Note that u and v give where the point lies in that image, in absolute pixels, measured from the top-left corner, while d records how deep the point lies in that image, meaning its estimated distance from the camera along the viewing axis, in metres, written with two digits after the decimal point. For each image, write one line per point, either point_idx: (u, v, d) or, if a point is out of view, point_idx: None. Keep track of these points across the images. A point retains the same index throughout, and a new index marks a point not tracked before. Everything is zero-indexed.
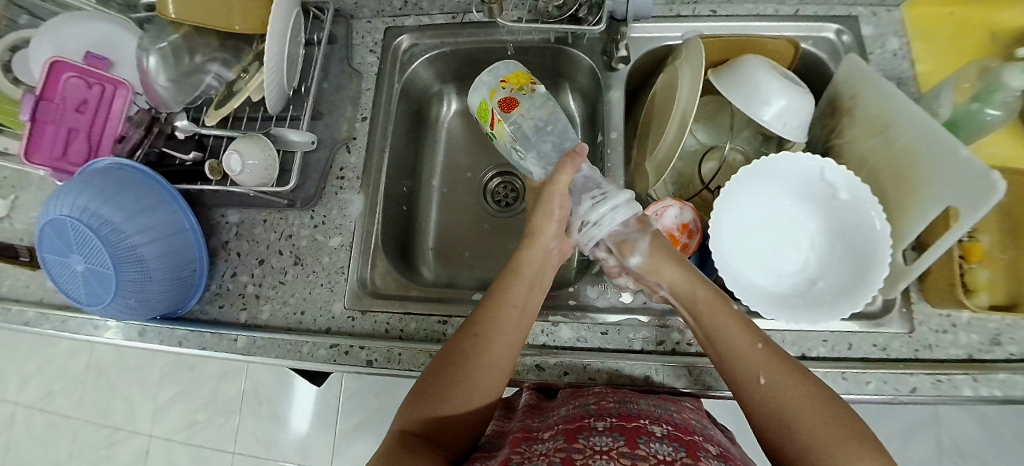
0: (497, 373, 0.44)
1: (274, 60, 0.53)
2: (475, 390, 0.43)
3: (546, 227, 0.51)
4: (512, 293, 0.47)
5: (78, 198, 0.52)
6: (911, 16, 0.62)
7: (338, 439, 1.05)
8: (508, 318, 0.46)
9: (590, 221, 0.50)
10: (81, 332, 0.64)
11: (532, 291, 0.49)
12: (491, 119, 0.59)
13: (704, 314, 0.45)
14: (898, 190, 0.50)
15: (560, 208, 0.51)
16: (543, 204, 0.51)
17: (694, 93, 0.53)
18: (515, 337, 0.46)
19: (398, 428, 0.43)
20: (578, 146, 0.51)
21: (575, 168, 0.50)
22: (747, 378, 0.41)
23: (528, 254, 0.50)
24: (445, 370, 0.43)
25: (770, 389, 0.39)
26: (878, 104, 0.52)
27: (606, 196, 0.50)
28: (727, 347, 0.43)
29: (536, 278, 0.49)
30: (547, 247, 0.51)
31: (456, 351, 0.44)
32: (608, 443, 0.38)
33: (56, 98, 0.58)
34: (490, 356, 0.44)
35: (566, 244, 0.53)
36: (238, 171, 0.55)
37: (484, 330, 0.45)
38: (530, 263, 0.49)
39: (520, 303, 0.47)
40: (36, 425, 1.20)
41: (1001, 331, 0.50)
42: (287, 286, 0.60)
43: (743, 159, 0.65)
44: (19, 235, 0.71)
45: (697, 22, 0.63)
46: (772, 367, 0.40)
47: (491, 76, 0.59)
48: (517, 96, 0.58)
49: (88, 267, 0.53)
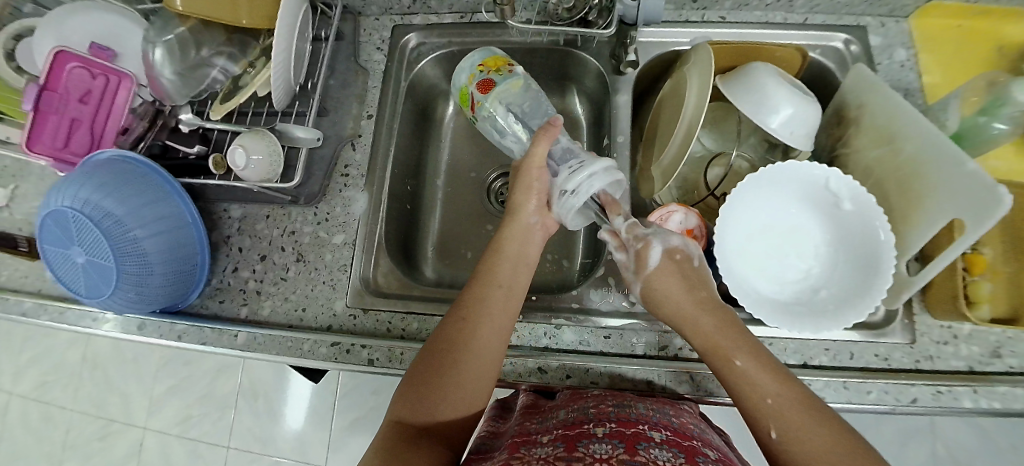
0: (487, 357, 0.44)
1: (282, 55, 0.52)
2: (467, 373, 0.43)
3: (524, 204, 0.52)
4: (496, 273, 0.48)
5: (80, 189, 0.52)
6: (920, 27, 0.62)
7: (334, 436, 1.04)
8: (494, 299, 0.47)
9: (568, 190, 0.50)
10: (78, 324, 0.64)
11: (517, 270, 0.49)
12: (472, 102, 0.60)
13: (713, 355, 0.43)
14: (903, 200, 0.50)
15: (539, 181, 0.52)
16: (521, 179, 0.53)
17: (703, 99, 0.52)
18: (504, 319, 0.46)
19: (393, 418, 0.42)
20: (555, 118, 0.53)
21: (551, 140, 0.52)
22: (763, 429, 0.38)
23: (509, 232, 0.51)
24: (436, 356, 0.44)
25: (784, 442, 0.37)
26: (885, 113, 0.52)
27: (583, 165, 0.51)
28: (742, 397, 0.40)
29: (519, 257, 0.50)
30: (528, 224, 0.52)
31: (442, 340, 0.45)
32: (607, 450, 0.38)
33: (59, 88, 0.58)
34: (480, 338, 0.44)
35: (548, 219, 0.53)
36: (242, 166, 0.55)
37: (472, 314, 0.45)
38: (513, 241, 0.51)
39: (506, 283, 0.48)
40: (30, 416, 1.20)
41: (1002, 343, 0.50)
42: (289, 282, 0.60)
43: (749, 166, 0.65)
44: (18, 225, 0.71)
45: (706, 28, 0.63)
46: (788, 419, 0.37)
47: (469, 62, 0.60)
48: (493, 79, 0.58)
49: (89, 259, 0.52)
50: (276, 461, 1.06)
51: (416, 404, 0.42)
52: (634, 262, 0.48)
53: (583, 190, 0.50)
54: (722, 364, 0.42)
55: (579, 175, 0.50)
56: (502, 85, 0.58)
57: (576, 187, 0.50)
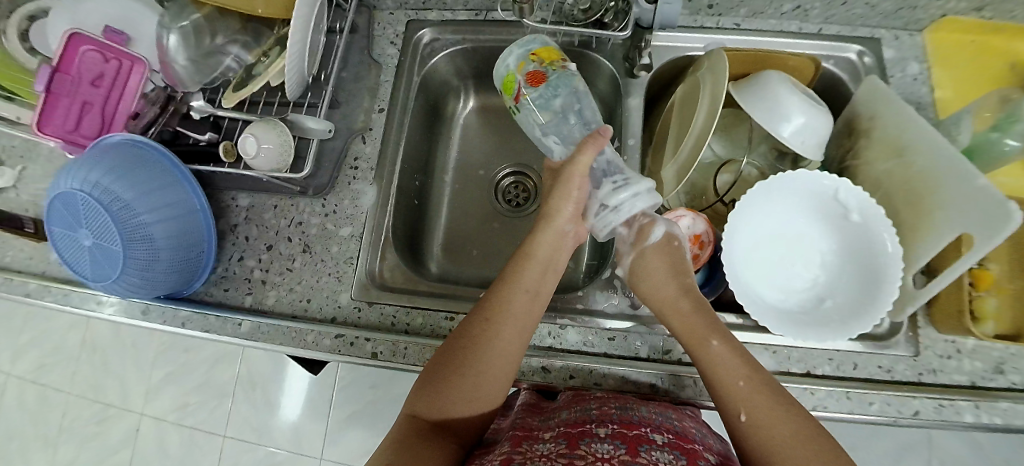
0: (507, 359, 0.44)
1: (297, 46, 0.52)
2: (485, 374, 0.43)
3: (561, 212, 0.52)
4: (523, 278, 0.48)
5: (90, 173, 0.52)
6: (933, 41, 0.62)
7: (331, 429, 1.04)
8: (518, 302, 0.46)
9: (612, 206, 0.51)
10: (82, 307, 0.64)
11: (544, 275, 0.49)
12: (516, 93, 0.57)
13: (687, 340, 0.46)
14: (912, 213, 0.50)
15: (578, 191, 0.52)
16: (561, 184, 0.52)
17: (716, 104, 0.52)
18: (526, 323, 0.46)
19: (409, 412, 0.43)
20: (603, 128, 0.52)
21: (597, 150, 0.51)
22: (732, 410, 0.41)
23: (541, 237, 0.51)
24: (455, 355, 0.44)
25: (750, 423, 0.39)
26: (897, 126, 0.52)
27: (628, 181, 0.51)
28: (715, 379, 0.43)
29: (548, 262, 0.50)
30: (562, 230, 0.52)
31: (463, 339, 0.44)
32: (609, 450, 0.38)
33: (71, 71, 0.58)
34: (501, 340, 0.44)
35: (582, 229, 0.54)
36: (253, 155, 0.55)
37: (495, 315, 0.45)
38: (544, 246, 0.51)
39: (531, 288, 0.48)
40: (27, 397, 1.20)
41: (1005, 359, 0.50)
42: (295, 273, 0.60)
43: (758, 173, 0.65)
44: (25, 206, 0.71)
45: (720, 34, 0.63)
46: (755, 401, 0.40)
47: (522, 48, 0.57)
48: (546, 72, 0.55)
49: (95, 243, 0.52)
50: (271, 452, 1.06)
51: (432, 400, 0.42)
52: (635, 235, 0.54)
53: (624, 210, 0.51)
54: (697, 350, 0.45)
55: (621, 193, 0.51)
56: (554, 80, 0.56)
57: (617, 204, 0.51)
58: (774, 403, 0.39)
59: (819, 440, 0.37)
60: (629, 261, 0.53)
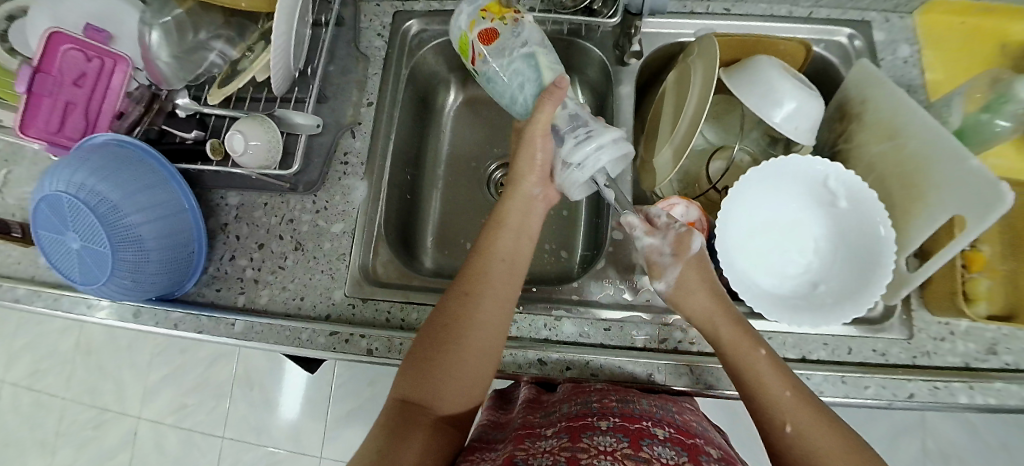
0: (491, 333, 0.44)
1: (281, 40, 0.51)
2: (471, 347, 0.43)
3: (528, 175, 0.52)
4: (497, 247, 0.49)
5: (76, 174, 0.51)
6: (923, 23, 0.62)
7: (329, 425, 1.04)
8: (494, 273, 0.47)
9: (577, 163, 0.49)
10: (73, 310, 0.63)
11: (518, 242, 0.50)
12: (473, 53, 0.56)
13: (732, 353, 0.44)
14: (905, 197, 0.50)
15: (541, 153, 0.52)
16: (526, 146, 0.52)
17: (707, 90, 0.52)
18: (505, 295, 0.46)
19: (395, 398, 0.42)
20: (558, 80, 0.49)
21: (556, 104, 0.49)
22: (775, 421, 0.40)
23: (510, 204, 0.52)
24: (438, 332, 0.44)
25: (799, 432, 0.39)
26: (889, 110, 0.52)
27: (592, 135, 0.49)
28: (752, 390, 0.42)
29: (520, 228, 0.51)
30: (530, 195, 0.53)
31: (445, 315, 0.45)
32: (611, 443, 0.38)
33: (53, 70, 0.56)
34: (482, 312, 0.44)
35: (549, 190, 0.54)
36: (241, 152, 0.54)
37: (473, 287, 0.46)
38: (514, 213, 0.51)
39: (506, 257, 0.49)
40: (22, 404, 1.19)
41: (998, 340, 0.50)
42: (287, 271, 0.59)
43: (751, 159, 0.64)
44: (11, 210, 0.70)
45: (709, 19, 0.63)
46: (803, 415, 0.39)
47: (471, 5, 0.55)
48: (497, 28, 0.54)
49: (84, 246, 0.51)
50: (270, 451, 1.06)
51: (419, 378, 0.42)
52: (673, 244, 0.49)
53: (590, 165, 0.49)
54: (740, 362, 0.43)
55: (590, 145, 0.49)
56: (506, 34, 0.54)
57: (586, 160, 0.49)
58: (817, 415, 0.39)
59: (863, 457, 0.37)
60: (673, 274, 0.48)
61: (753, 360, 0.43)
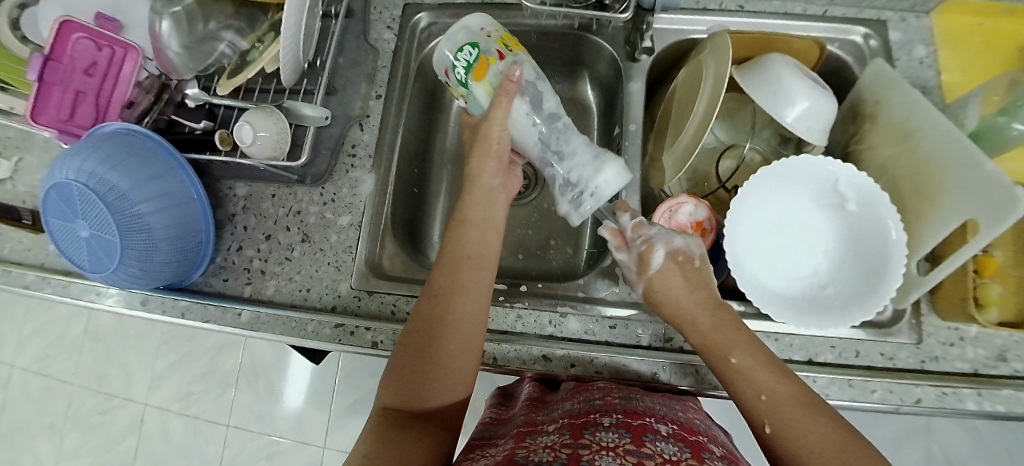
0: (467, 329, 0.45)
1: (291, 30, 0.51)
2: (448, 346, 0.43)
3: (484, 165, 0.53)
4: (464, 245, 0.50)
5: (86, 162, 0.51)
6: (940, 24, 0.61)
7: (333, 416, 1.05)
8: (466, 273, 0.47)
9: (588, 196, 0.50)
10: (82, 297, 0.63)
11: (484, 234, 0.51)
12: None
13: (708, 356, 0.43)
14: (917, 198, 0.50)
15: (497, 144, 0.52)
16: (482, 142, 0.52)
17: (720, 88, 0.51)
18: (478, 290, 0.47)
19: (381, 406, 0.42)
20: (511, 72, 0.48)
21: (508, 101, 0.49)
22: (755, 421, 0.39)
23: (471, 196, 0.53)
24: (416, 335, 0.44)
25: (777, 431, 0.38)
26: (903, 110, 0.52)
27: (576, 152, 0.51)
28: (734, 392, 0.41)
29: (484, 220, 0.52)
30: (490, 186, 0.54)
31: (420, 316, 0.45)
32: (614, 439, 0.38)
33: (64, 58, 0.57)
34: (455, 310, 0.45)
35: (507, 179, 0.56)
36: (249, 143, 0.54)
37: (444, 288, 0.46)
38: (475, 205, 0.53)
39: (475, 256, 0.49)
40: (30, 389, 1.20)
41: (1008, 347, 0.50)
42: (293, 263, 0.59)
43: (761, 159, 0.64)
44: (22, 198, 0.70)
45: (723, 16, 0.62)
46: (780, 411, 0.38)
47: None
48: None
49: (93, 234, 0.52)
50: (274, 440, 1.07)
51: (404, 381, 0.42)
52: (638, 262, 0.49)
53: (602, 194, 0.49)
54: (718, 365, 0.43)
55: (594, 176, 0.49)
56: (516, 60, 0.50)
57: (596, 191, 0.49)
58: (800, 411, 0.38)
59: (850, 450, 0.35)
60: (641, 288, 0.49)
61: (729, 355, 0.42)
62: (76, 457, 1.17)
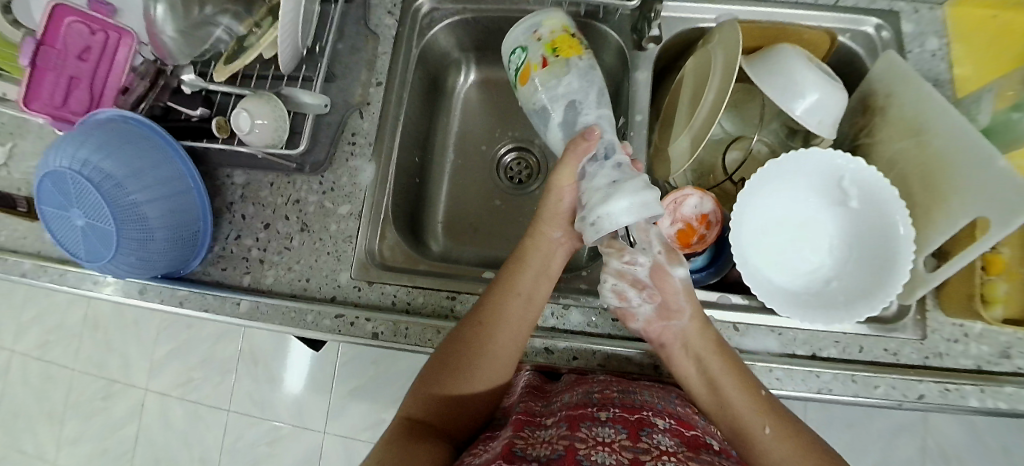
0: (499, 364, 0.45)
1: (290, 16, 0.50)
2: (478, 375, 0.44)
3: (551, 219, 0.51)
4: (516, 281, 0.48)
5: (80, 149, 0.50)
6: (954, 15, 0.60)
7: (333, 403, 1.05)
8: (512, 308, 0.46)
9: (589, 222, 0.44)
10: (80, 286, 0.63)
11: (538, 281, 0.49)
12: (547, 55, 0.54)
13: (707, 357, 0.44)
14: (927, 194, 0.49)
15: (565, 200, 0.50)
16: (550, 191, 0.50)
17: (728, 78, 0.50)
18: (521, 328, 0.46)
19: (403, 415, 0.43)
20: (589, 130, 0.48)
21: (582, 156, 0.48)
22: (755, 423, 0.41)
23: (530, 243, 0.51)
24: (449, 359, 0.44)
25: (775, 440, 0.40)
26: (914, 105, 0.51)
27: (613, 193, 0.44)
28: (732, 393, 0.43)
29: (541, 268, 0.49)
30: (551, 237, 0.51)
31: (460, 340, 0.45)
32: (610, 434, 0.37)
33: (56, 43, 0.56)
34: (495, 343, 0.45)
35: (571, 234, 0.52)
36: (247, 131, 0.54)
37: (489, 319, 0.46)
38: (534, 252, 0.50)
39: (525, 292, 0.48)
40: (30, 375, 1.20)
41: (1012, 344, 0.49)
42: (293, 252, 0.59)
43: (768, 151, 0.63)
44: (16, 184, 0.69)
45: (731, 5, 0.60)
46: (775, 414, 0.41)
47: (546, 26, 0.55)
48: (548, 60, 0.54)
49: (88, 223, 0.51)
50: (274, 426, 1.07)
51: (428, 400, 0.43)
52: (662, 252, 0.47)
53: (607, 224, 0.43)
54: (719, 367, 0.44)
55: (601, 204, 0.44)
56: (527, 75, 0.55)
57: (599, 218, 0.44)
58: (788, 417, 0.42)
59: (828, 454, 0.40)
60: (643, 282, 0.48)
61: (728, 365, 0.44)
62: (77, 442, 1.18)
